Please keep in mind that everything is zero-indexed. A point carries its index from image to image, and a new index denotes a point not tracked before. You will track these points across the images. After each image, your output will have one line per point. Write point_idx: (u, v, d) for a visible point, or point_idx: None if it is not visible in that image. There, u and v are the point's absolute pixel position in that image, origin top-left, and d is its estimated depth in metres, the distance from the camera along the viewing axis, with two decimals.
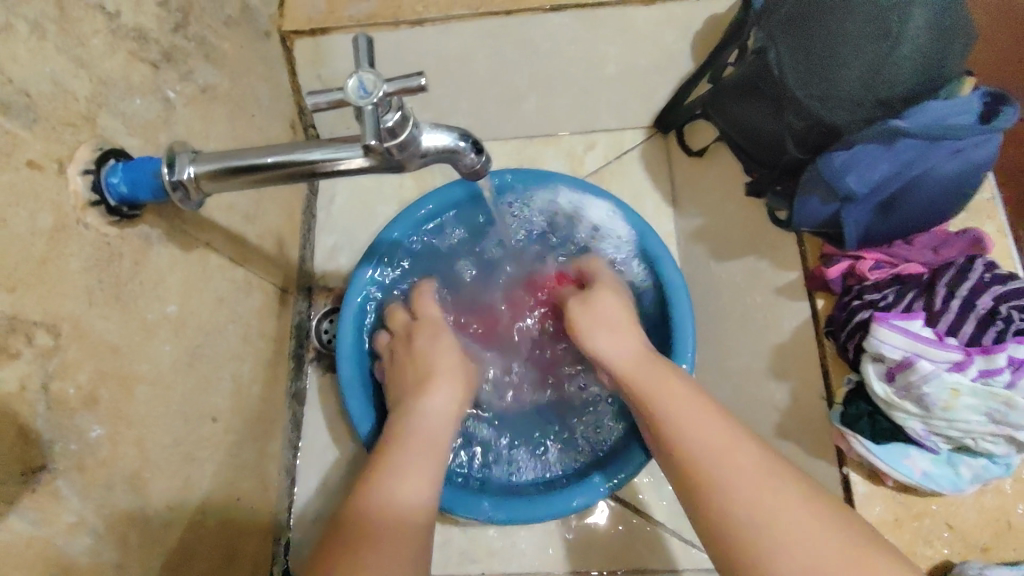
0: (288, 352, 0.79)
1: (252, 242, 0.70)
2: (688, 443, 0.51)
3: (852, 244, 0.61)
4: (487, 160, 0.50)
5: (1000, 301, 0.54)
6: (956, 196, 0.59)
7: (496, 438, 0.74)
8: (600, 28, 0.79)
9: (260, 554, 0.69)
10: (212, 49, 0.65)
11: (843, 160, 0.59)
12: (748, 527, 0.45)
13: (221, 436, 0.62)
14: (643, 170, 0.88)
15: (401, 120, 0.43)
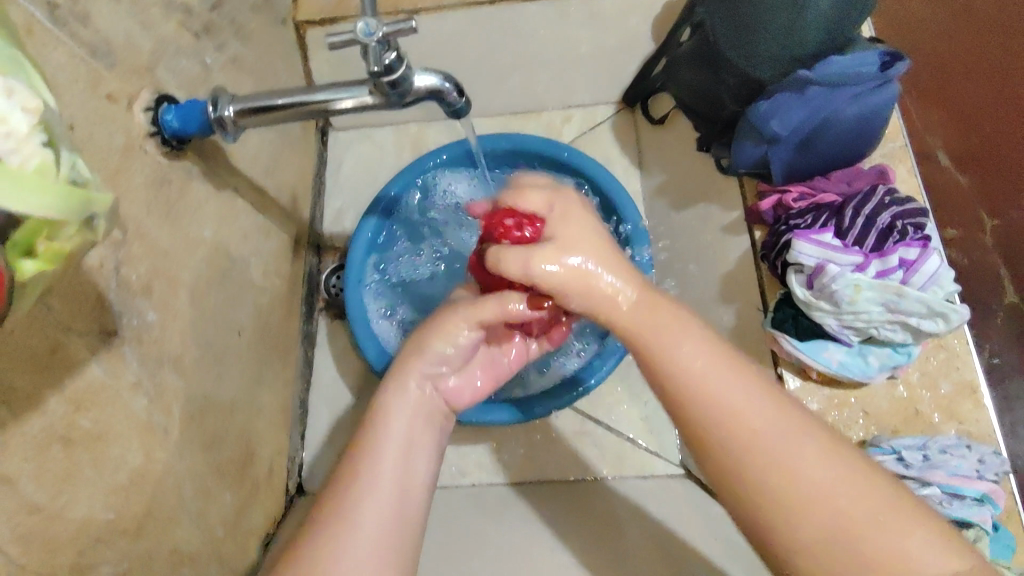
0: (300, 297, 0.91)
1: (270, 194, 0.83)
2: (725, 405, 0.45)
3: (778, 178, 0.73)
4: (467, 101, 0.61)
5: (897, 217, 0.64)
6: (862, 136, 0.70)
7: None
8: (571, 16, 0.92)
9: (275, 463, 0.80)
10: (241, 28, 0.78)
11: (767, 107, 0.71)
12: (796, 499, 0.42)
13: (245, 349, 0.74)
14: (613, 139, 1.01)
15: (397, 60, 0.54)
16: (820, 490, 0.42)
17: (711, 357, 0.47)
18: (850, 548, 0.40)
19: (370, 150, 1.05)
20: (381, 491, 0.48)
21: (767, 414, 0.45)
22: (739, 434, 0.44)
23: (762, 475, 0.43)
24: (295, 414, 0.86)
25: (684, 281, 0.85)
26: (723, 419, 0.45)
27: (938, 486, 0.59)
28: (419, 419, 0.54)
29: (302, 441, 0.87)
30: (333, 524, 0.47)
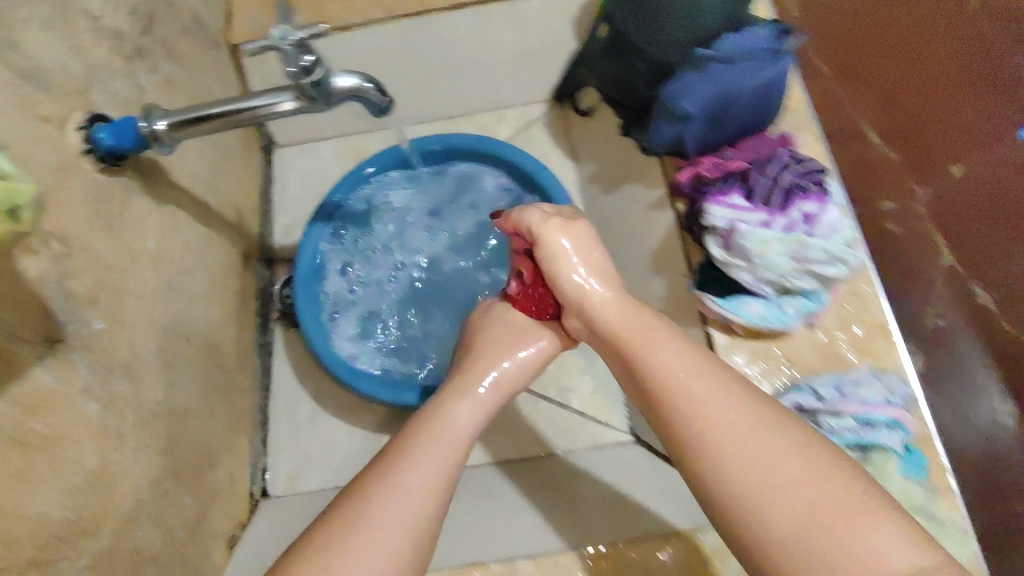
0: (253, 309, 0.93)
1: (211, 207, 0.87)
2: (701, 419, 0.51)
3: (692, 151, 0.77)
4: (390, 100, 0.65)
5: (797, 176, 0.70)
6: (762, 106, 0.75)
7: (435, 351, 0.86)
8: (491, 17, 0.97)
9: (236, 468, 0.82)
10: (172, 52, 0.81)
11: (676, 87, 0.75)
12: (766, 496, 0.47)
13: (193, 356, 0.77)
14: (546, 133, 1.07)
15: (315, 63, 0.58)
16: (796, 491, 0.47)
17: (684, 356, 0.54)
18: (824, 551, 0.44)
19: (314, 163, 1.09)
20: (430, 465, 0.53)
21: (736, 420, 0.50)
22: (721, 441, 0.49)
23: (732, 475, 0.48)
24: (255, 422, 0.89)
25: (620, 260, 0.90)
26: (709, 424, 0.50)
27: (855, 417, 0.63)
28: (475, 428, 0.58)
29: (264, 447, 0.90)
30: (376, 485, 0.51)
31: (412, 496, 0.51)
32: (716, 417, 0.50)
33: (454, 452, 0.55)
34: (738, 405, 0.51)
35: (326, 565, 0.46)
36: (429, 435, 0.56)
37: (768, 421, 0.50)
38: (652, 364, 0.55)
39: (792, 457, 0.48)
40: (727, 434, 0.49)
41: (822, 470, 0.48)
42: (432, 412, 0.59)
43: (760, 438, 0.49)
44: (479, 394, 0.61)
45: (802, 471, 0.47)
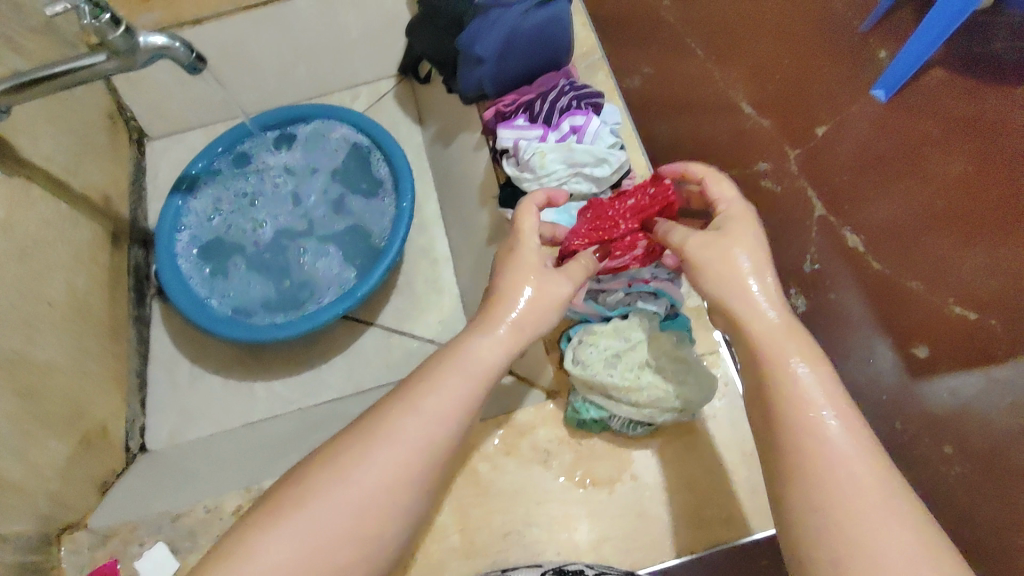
0: (127, 283, 1.00)
1: (76, 190, 0.94)
2: (826, 459, 0.47)
3: (492, 91, 0.90)
4: (200, 52, 0.74)
5: (569, 96, 0.81)
6: (544, 45, 0.86)
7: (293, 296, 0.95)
8: (331, 5, 1.09)
9: (112, 425, 0.89)
10: (20, 47, 0.89)
11: (466, 37, 0.86)
12: (858, 543, 0.44)
13: (59, 319, 0.83)
14: (395, 103, 1.17)
15: (113, 20, 0.65)
16: (857, 505, 0.45)
17: (833, 392, 0.50)
18: (846, 535, 0.44)
19: (185, 151, 1.17)
20: (442, 397, 0.53)
21: (864, 470, 0.46)
22: (838, 483, 0.46)
23: (831, 515, 0.45)
24: (132, 385, 0.95)
25: (456, 202, 1.00)
26: (828, 462, 0.47)
27: (620, 288, 0.71)
28: (497, 364, 0.57)
29: (144, 410, 0.96)
30: (400, 413, 0.52)
31: (424, 423, 0.52)
32: (846, 468, 0.46)
33: (469, 387, 0.55)
34: (872, 455, 0.47)
35: (345, 479, 0.49)
36: (448, 367, 0.55)
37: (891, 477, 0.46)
38: (794, 393, 0.50)
39: (855, 453, 0.47)
40: (852, 484, 0.46)
41: (898, 502, 0.45)
42: (456, 351, 0.56)
43: (883, 497, 0.45)
44: (507, 332, 0.58)
45: (866, 481, 0.46)
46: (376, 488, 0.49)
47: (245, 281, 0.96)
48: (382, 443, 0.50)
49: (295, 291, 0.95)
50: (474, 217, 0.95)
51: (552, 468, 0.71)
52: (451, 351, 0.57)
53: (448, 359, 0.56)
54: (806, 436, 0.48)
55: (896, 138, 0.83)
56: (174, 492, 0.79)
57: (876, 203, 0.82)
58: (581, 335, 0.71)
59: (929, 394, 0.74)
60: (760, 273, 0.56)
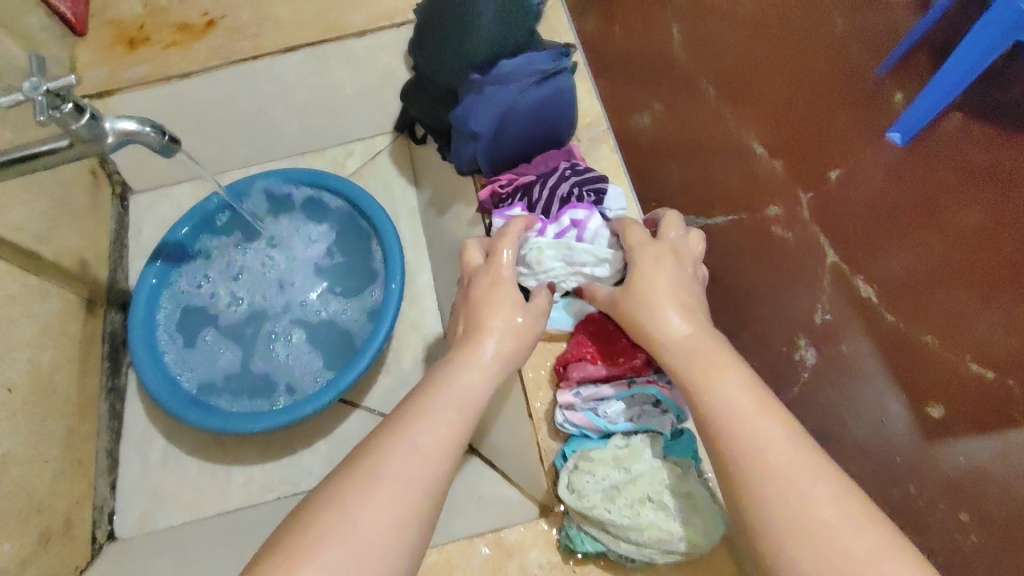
0: (101, 353, 0.95)
1: (47, 258, 0.88)
2: (746, 446, 0.43)
3: (486, 168, 0.84)
4: (173, 137, 0.69)
5: (572, 185, 0.76)
6: (541, 121, 0.82)
7: (277, 377, 0.91)
8: (327, 60, 1.05)
9: (75, 514, 0.82)
10: None
11: (461, 110, 0.81)
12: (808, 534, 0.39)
13: (19, 405, 0.77)
14: (391, 162, 1.11)
15: (75, 110, 0.61)
16: (793, 494, 0.40)
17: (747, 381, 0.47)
18: (805, 535, 0.39)
19: (171, 208, 1.12)
20: (437, 428, 0.47)
21: (790, 453, 0.42)
22: (772, 475, 0.41)
23: (771, 517, 0.40)
24: (99, 466, 0.89)
25: (451, 276, 0.95)
26: (750, 449, 0.43)
27: (620, 401, 0.68)
28: (484, 396, 0.51)
29: (113, 492, 0.90)
30: (393, 451, 0.45)
31: (418, 459, 0.44)
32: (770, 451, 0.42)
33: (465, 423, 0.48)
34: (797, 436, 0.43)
35: (330, 534, 0.40)
36: (433, 400, 0.48)
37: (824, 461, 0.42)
38: (712, 378, 0.47)
39: (789, 447, 0.42)
40: (787, 470, 0.41)
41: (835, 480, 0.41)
42: (442, 389, 0.50)
43: (816, 475, 0.41)
44: (493, 364, 0.53)
45: (820, 481, 0.41)
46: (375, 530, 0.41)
47: (227, 361, 0.92)
48: (379, 477, 0.43)
49: (279, 374, 0.91)
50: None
51: None
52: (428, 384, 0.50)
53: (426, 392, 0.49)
54: (722, 427, 0.45)
55: (906, 187, 0.73)
56: None
57: (893, 254, 0.72)
58: (577, 461, 0.65)
59: (943, 461, 0.65)
60: (678, 310, 0.53)
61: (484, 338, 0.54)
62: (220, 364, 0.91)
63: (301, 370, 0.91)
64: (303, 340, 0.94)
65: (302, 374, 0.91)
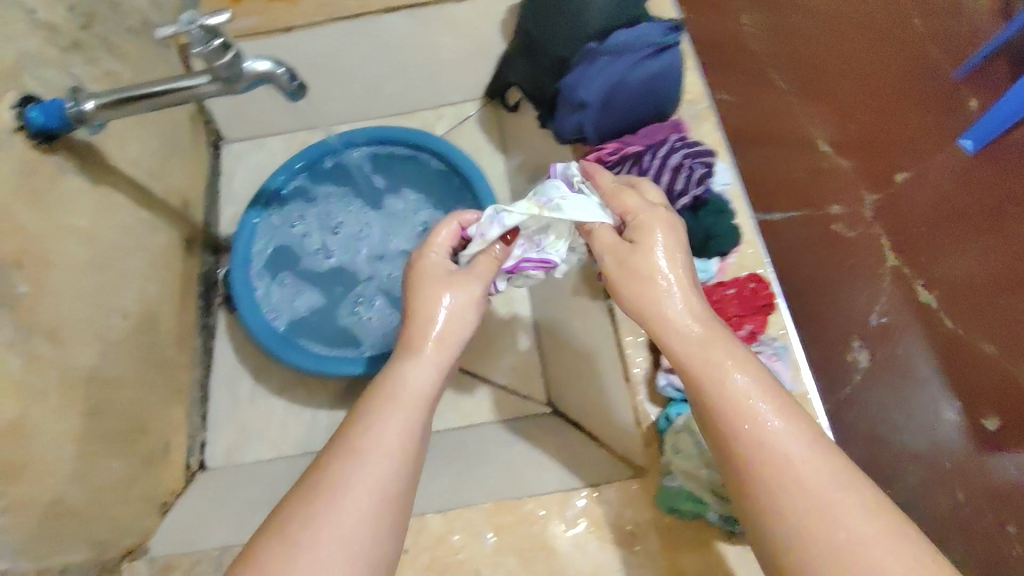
0: (195, 291, 0.97)
1: (156, 195, 0.91)
2: (758, 448, 0.48)
3: (591, 137, 0.85)
4: (301, 83, 0.70)
5: (684, 156, 0.77)
6: (650, 98, 0.82)
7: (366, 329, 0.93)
8: (430, 23, 1.04)
9: (173, 442, 0.85)
10: (116, 47, 0.86)
11: (572, 79, 0.83)
12: (817, 527, 0.44)
13: (133, 332, 0.80)
14: (479, 131, 1.13)
15: (223, 46, 0.63)
16: (799, 490, 0.46)
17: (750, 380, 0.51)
18: (813, 527, 0.45)
19: (262, 159, 1.14)
20: (390, 426, 0.53)
21: (804, 452, 0.47)
22: (786, 477, 0.46)
23: (798, 514, 0.45)
24: (193, 398, 0.92)
25: None
26: (766, 449, 0.48)
27: None
28: (430, 389, 0.56)
29: (202, 424, 0.93)
30: (343, 461, 0.51)
31: (372, 459, 0.51)
32: (782, 452, 0.47)
33: (415, 411, 0.54)
34: (799, 436, 0.48)
35: (293, 543, 0.46)
36: (386, 405, 0.54)
37: (829, 459, 0.47)
38: (717, 385, 0.51)
39: (814, 453, 0.47)
40: (795, 469, 0.47)
41: (840, 472, 0.46)
42: (390, 392, 0.55)
43: (823, 478, 0.46)
44: (433, 352, 0.58)
45: (829, 482, 0.46)
46: (355, 519, 0.48)
47: (314, 308, 0.94)
48: (347, 477, 0.49)
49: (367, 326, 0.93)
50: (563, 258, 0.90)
51: (636, 554, 0.66)
52: (378, 382, 0.56)
53: (381, 398, 0.55)
54: (728, 427, 0.49)
55: None
56: (203, 522, 0.76)
57: None
58: (683, 424, 0.66)
59: None
60: (674, 288, 0.56)
61: (421, 331, 0.59)
62: (307, 309, 0.93)
63: (388, 323, 0.93)
64: (391, 293, 0.95)
65: (389, 327, 0.93)
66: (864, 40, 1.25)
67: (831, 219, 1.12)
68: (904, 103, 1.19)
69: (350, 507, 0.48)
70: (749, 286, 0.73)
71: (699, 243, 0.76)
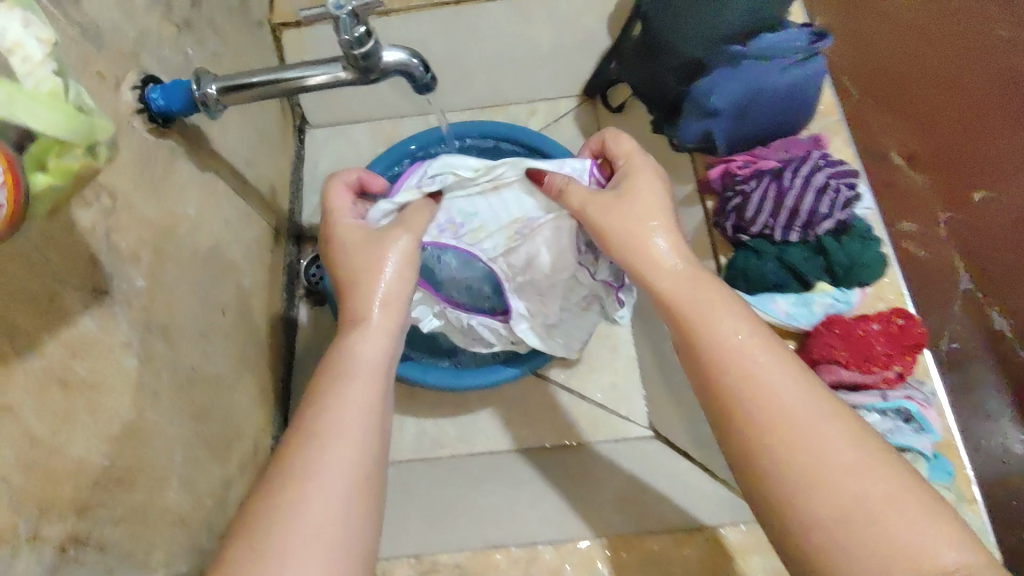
0: (281, 284, 0.94)
1: (251, 183, 0.87)
2: (761, 403, 0.48)
3: (721, 148, 0.79)
4: (433, 78, 0.66)
5: (830, 176, 0.71)
6: (793, 107, 0.75)
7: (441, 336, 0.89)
8: (530, 13, 0.96)
9: (260, 440, 0.83)
10: (220, 27, 0.82)
11: (705, 85, 0.77)
12: (831, 477, 0.44)
13: (230, 328, 0.77)
14: (576, 129, 1.07)
15: (365, 34, 0.58)
16: (803, 443, 0.46)
17: (744, 335, 0.51)
18: (835, 481, 0.44)
19: (345, 146, 1.08)
20: (347, 397, 0.51)
21: (799, 400, 0.48)
22: (788, 427, 0.46)
23: (809, 472, 0.45)
24: (278, 396, 0.89)
25: None
26: (769, 401, 0.48)
27: (873, 412, 0.65)
28: (387, 353, 0.55)
29: (286, 421, 0.90)
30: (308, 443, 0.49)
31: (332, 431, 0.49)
32: (777, 406, 0.47)
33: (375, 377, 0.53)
34: (791, 387, 0.48)
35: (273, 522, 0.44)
36: (347, 368, 0.53)
37: (823, 409, 0.47)
38: (705, 339, 0.51)
39: (812, 402, 0.48)
40: (805, 417, 0.47)
41: (838, 419, 0.47)
42: (343, 367, 0.53)
43: (822, 428, 0.46)
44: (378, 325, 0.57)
45: (829, 428, 0.46)
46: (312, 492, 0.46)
47: None
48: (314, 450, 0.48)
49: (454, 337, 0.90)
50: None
51: None
52: (339, 347, 0.55)
53: (335, 370, 0.53)
54: (724, 377, 0.49)
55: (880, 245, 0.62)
56: None
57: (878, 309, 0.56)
58: None
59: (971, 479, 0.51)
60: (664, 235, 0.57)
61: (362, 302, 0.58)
62: None
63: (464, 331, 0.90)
64: None
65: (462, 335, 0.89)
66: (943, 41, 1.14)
67: (901, 236, 1.02)
68: (989, 116, 1.09)
69: (328, 472, 0.47)
70: (894, 323, 0.68)
71: (842, 271, 0.70)
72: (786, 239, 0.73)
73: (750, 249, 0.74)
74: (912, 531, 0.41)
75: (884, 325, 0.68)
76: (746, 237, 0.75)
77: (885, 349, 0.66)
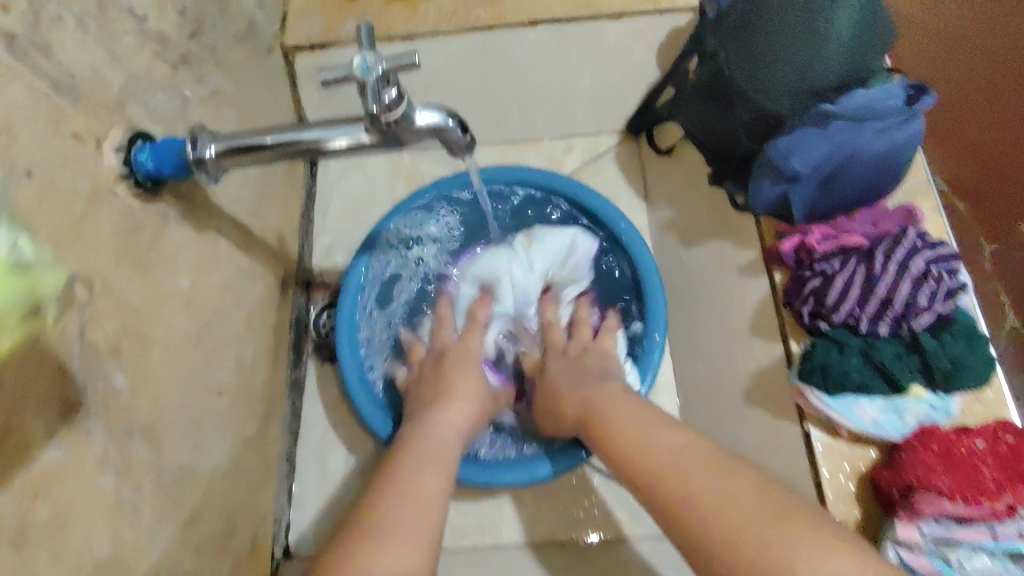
0: (287, 342, 0.84)
1: (255, 233, 0.77)
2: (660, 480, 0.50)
3: (798, 216, 0.69)
4: (474, 138, 0.55)
5: (931, 263, 0.61)
6: (887, 173, 0.66)
7: None
8: (571, 41, 0.86)
9: (259, 529, 0.73)
10: (222, 57, 0.71)
11: (786, 144, 0.67)
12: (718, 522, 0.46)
13: (227, 408, 0.67)
14: (617, 170, 0.97)
15: (397, 98, 0.48)
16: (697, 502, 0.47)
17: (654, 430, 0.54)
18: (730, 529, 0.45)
19: (360, 179, 0.98)
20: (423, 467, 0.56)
21: (693, 460, 0.50)
22: (677, 495, 0.49)
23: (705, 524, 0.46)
24: (279, 472, 0.79)
25: (701, 325, 0.83)
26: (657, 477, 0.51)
27: (984, 552, 0.55)
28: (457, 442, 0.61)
29: (288, 499, 0.81)
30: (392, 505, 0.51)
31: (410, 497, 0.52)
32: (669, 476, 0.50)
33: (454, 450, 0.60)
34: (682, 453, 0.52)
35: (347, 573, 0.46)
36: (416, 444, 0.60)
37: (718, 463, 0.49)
38: (627, 436, 0.55)
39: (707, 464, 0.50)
40: (696, 473, 0.49)
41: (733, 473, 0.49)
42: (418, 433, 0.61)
43: (716, 474, 0.48)
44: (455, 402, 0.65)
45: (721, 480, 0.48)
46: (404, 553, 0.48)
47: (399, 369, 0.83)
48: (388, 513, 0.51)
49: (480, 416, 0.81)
50: (742, 351, 0.74)
51: None
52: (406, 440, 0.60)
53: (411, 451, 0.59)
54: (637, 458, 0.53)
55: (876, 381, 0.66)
56: None
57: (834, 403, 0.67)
58: None
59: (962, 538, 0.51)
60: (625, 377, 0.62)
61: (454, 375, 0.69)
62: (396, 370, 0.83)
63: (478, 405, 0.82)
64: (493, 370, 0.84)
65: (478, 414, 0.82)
66: (944, 9, 0.82)
67: None
68: None
69: (402, 533, 0.49)
70: (1004, 439, 0.58)
71: (941, 375, 0.59)
72: (873, 332, 0.62)
73: (831, 340, 0.64)
74: (810, 559, 0.41)
75: (994, 441, 0.58)
76: (825, 326, 0.64)
77: (999, 473, 0.56)
